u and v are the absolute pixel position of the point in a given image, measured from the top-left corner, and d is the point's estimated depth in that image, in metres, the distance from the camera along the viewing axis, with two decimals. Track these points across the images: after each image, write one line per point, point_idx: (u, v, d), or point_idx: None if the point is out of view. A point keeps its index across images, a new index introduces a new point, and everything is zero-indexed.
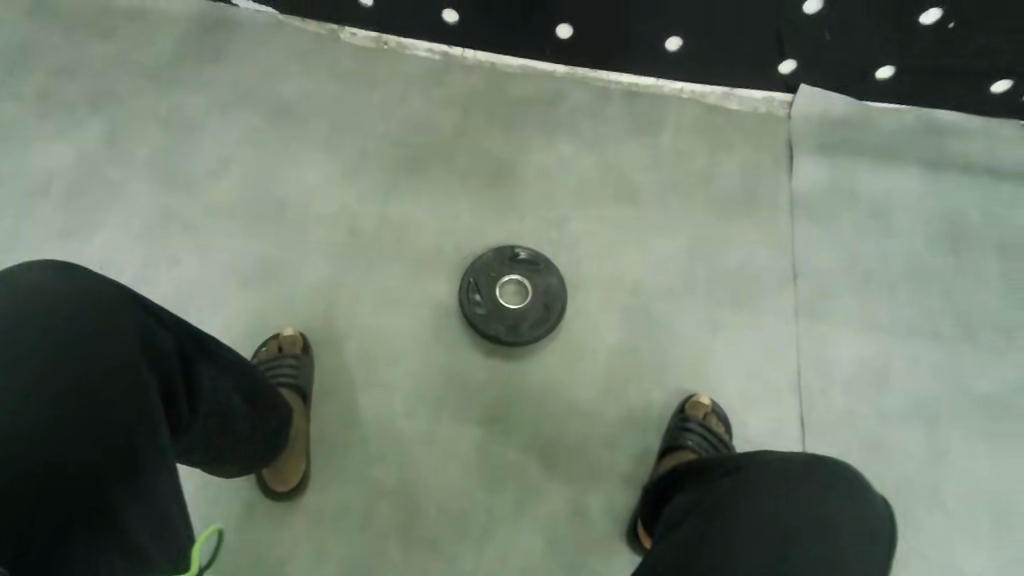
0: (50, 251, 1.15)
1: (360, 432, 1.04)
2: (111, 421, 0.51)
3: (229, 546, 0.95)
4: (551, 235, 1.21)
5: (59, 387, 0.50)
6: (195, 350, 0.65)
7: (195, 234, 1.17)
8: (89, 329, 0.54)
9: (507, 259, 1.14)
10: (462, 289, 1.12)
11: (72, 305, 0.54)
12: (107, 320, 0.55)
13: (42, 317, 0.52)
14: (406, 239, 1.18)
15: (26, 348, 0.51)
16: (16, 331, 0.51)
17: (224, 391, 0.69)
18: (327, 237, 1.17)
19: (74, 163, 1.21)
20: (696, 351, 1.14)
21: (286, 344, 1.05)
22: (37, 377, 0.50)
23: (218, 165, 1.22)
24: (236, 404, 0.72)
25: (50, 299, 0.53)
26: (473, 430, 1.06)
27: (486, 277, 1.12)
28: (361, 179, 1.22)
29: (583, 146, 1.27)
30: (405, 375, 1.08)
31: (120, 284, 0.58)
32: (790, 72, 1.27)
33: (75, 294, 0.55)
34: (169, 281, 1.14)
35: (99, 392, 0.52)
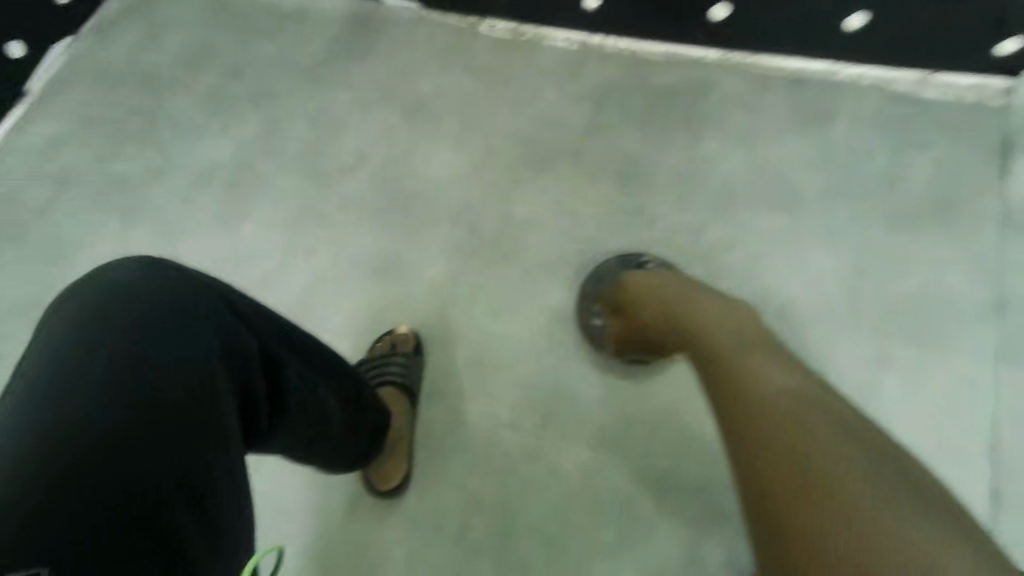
0: (206, 239, 1.22)
1: (462, 439, 1.00)
2: (168, 418, 0.51)
3: (332, 535, 0.96)
4: (691, 241, 1.11)
5: (120, 376, 0.50)
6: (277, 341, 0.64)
7: (331, 227, 1.19)
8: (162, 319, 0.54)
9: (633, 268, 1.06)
10: (582, 300, 1.05)
11: (149, 296, 0.55)
12: (181, 313, 0.55)
13: (118, 306, 0.53)
14: (528, 242, 1.13)
15: (96, 336, 0.52)
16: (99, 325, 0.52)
17: (314, 382, 0.68)
18: (450, 234, 1.16)
19: (233, 157, 1.30)
20: (851, 387, 0.98)
21: (399, 342, 1.04)
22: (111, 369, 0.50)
23: (353, 160, 1.24)
24: (328, 399, 0.71)
25: (135, 292, 0.54)
26: (582, 452, 0.98)
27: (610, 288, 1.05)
28: (488, 177, 1.19)
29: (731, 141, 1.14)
30: (513, 384, 1.03)
31: (196, 275, 0.59)
32: (1016, 51, 1.00)
33: (153, 285, 0.56)
34: (310, 268, 1.16)
35: (160, 386, 0.51)
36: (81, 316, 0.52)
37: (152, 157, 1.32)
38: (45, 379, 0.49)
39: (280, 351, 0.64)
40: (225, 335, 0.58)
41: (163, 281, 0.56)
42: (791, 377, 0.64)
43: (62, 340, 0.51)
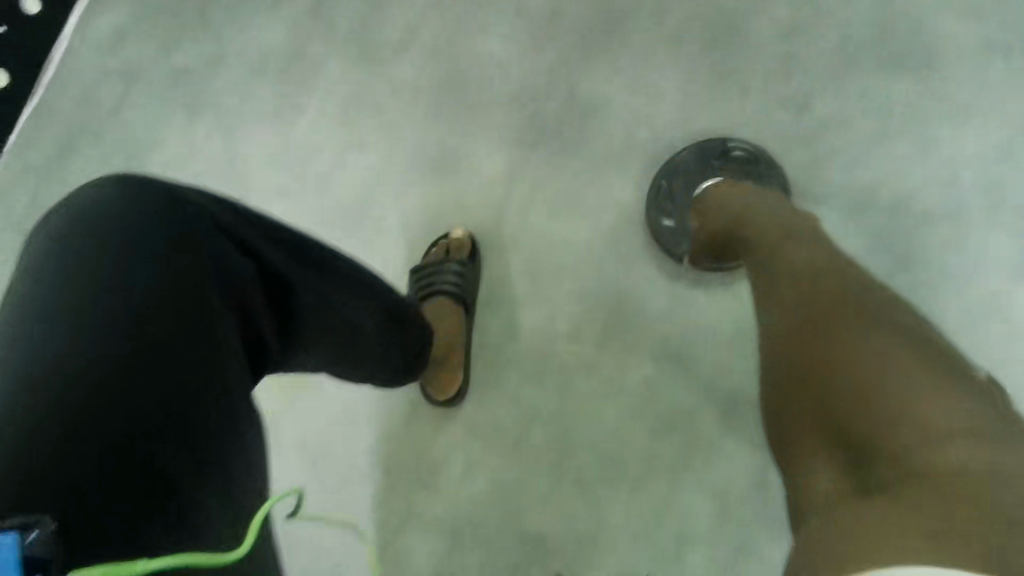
0: (265, 134, 1.17)
1: (517, 348, 0.97)
2: (148, 353, 0.47)
3: (394, 434, 0.98)
4: (794, 121, 0.93)
5: (95, 314, 0.47)
6: (285, 257, 0.59)
7: (383, 117, 1.10)
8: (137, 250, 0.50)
9: (715, 160, 0.92)
10: (653, 196, 0.94)
11: (123, 228, 0.51)
12: (158, 241, 0.51)
13: (91, 244, 0.50)
14: (596, 130, 0.99)
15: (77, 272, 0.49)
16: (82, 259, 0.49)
17: (338, 296, 0.63)
18: (508, 121, 1.04)
19: (285, 41, 1.19)
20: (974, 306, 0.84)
21: (454, 247, 0.99)
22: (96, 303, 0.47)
23: (404, 36, 1.12)
24: (359, 311, 0.65)
25: (116, 221, 0.51)
26: (645, 366, 0.92)
27: (684, 182, 0.93)
28: (552, 50, 1.03)
29: None
30: (573, 291, 0.96)
31: (179, 196, 0.54)
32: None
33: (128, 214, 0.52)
34: (361, 167, 1.10)
35: (138, 320, 0.48)
36: (54, 257, 0.50)
37: (205, 44, 1.25)
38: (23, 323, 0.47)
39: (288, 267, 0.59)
40: (215, 260, 0.53)
41: (147, 204, 0.52)
42: (822, 264, 0.59)
43: (40, 282, 0.49)
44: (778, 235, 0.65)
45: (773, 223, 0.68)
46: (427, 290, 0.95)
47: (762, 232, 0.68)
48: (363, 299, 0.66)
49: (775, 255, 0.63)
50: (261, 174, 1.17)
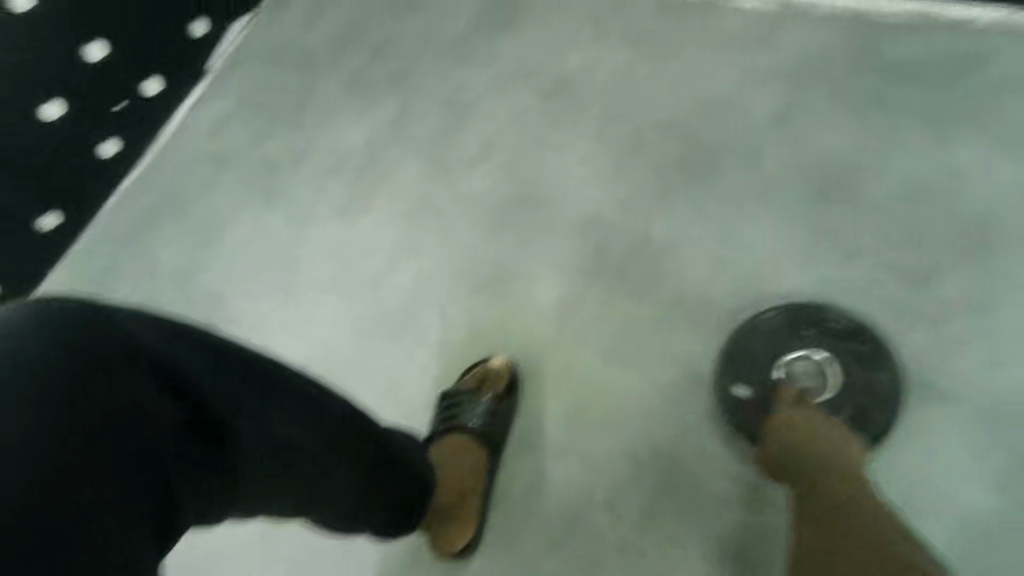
0: (330, 229, 1.15)
1: (542, 511, 0.82)
2: (3, 492, 0.41)
3: None
4: (909, 291, 0.81)
5: None
6: (219, 381, 0.53)
7: (444, 229, 1.05)
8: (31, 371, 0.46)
9: (802, 330, 0.80)
10: (726, 358, 0.81)
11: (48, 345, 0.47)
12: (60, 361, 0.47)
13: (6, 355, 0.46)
14: (668, 273, 0.88)
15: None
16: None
17: (283, 436, 0.56)
18: (572, 250, 0.95)
19: (367, 141, 1.20)
20: None
21: (490, 378, 0.87)
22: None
23: (481, 150, 1.08)
24: (310, 452, 0.58)
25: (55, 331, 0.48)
26: (695, 564, 0.75)
27: (766, 348, 0.80)
28: (631, 182, 0.95)
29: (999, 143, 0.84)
30: (618, 455, 0.81)
31: (110, 317, 0.50)
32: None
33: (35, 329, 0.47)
34: (412, 276, 1.04)
35: (4, 452, 0.43)
36: None
37: (294, 136, 1.27)
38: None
39: (218, 395, 0.53)
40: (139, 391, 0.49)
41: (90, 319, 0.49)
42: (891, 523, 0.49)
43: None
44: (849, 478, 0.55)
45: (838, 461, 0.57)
46: (452, 423, 0.83)
47: (832, 461, 0.57)
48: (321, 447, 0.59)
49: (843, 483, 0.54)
50: (314, 267, 1.13)
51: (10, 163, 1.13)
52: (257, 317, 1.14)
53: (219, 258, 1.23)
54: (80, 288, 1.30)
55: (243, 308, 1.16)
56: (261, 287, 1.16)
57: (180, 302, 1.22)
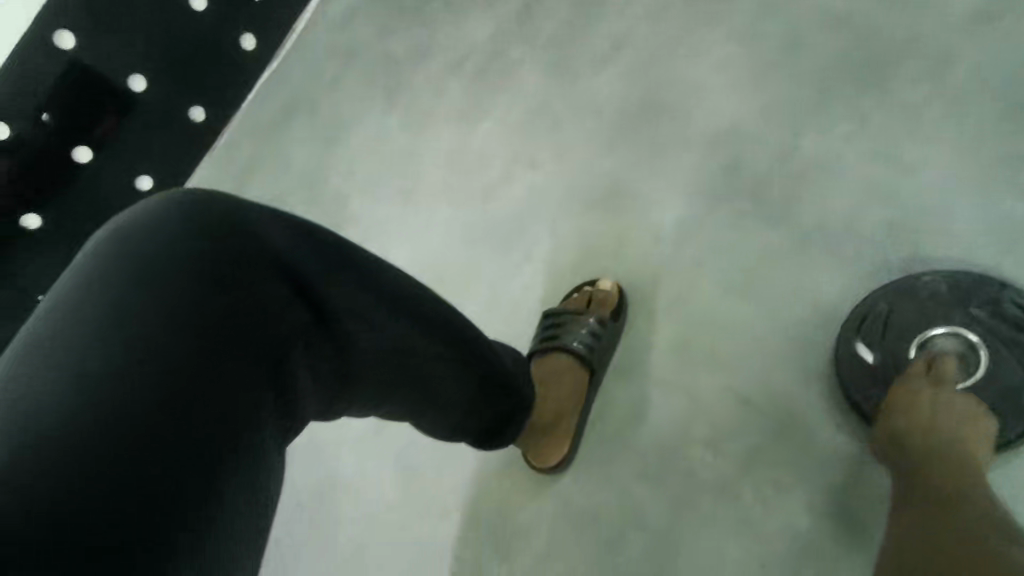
0: (446, 133, 1.14)
1: (638, 435, 0.81)
2: (155, 387, 0.39)
3: (484, 484, 0.89)
4: None
5: (131, 334, 0.41)
6: (343, 285, 0.50)
7: (561, 138, 0.99)
8: (161, 265, 0.43)
9: (972, 305, 0.67)
10: (863, 315, 0.70)
11: (187, 239, 0.44)
12: (189, 258, 0.44)
13: (150, 250, 0.44)
14: (807, 197, 0.79)
15: (139, 270, 0.43)
16: (144, 260, 0.43)
17: (412, 346, 0.54)
18: (698, 167, 0.87)
19: (489, 39, 1.15)
20: None
21: (597, 301, 0.84)
22: (144, 314, 0.41)
23: (607, 51, 1.00)
24: (429, 355, 0.56)
25: (194, 225, 0.45)
26: (797, 511, 0.71)
27: (913, 315, 0.68)
28: (774, 94, 0.84)
29: None
30: (728, 391, 0.77)
31: (247, 211, 0.46)
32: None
33: (161, 224, 0.45)
34: (524, 186, 1.00)
35: (157, 344, 0.41)
36: (111, 255, 0.44)
37: (420, 35, 1.26)
38: (25, 349, 0.41)
39: (342, 298, 0.50)
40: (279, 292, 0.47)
41: (225, 214, 0.46)
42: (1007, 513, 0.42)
43: (55, 300, 0.43)
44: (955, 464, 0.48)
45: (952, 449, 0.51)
46: (553, 342, 0.82)
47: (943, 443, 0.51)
48: (449, 359, 0.57)
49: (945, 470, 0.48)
50: (430, 173, 1.13)
51: (164, 43, 1.24)
52: (374, 219, 1.17)
53: (344, 157, 1.27)
54: (219, 180, 1.39)
55: (364, 208, 1.20)
56: (381, 187, 1.19)
57: (306, 197, 1.28)
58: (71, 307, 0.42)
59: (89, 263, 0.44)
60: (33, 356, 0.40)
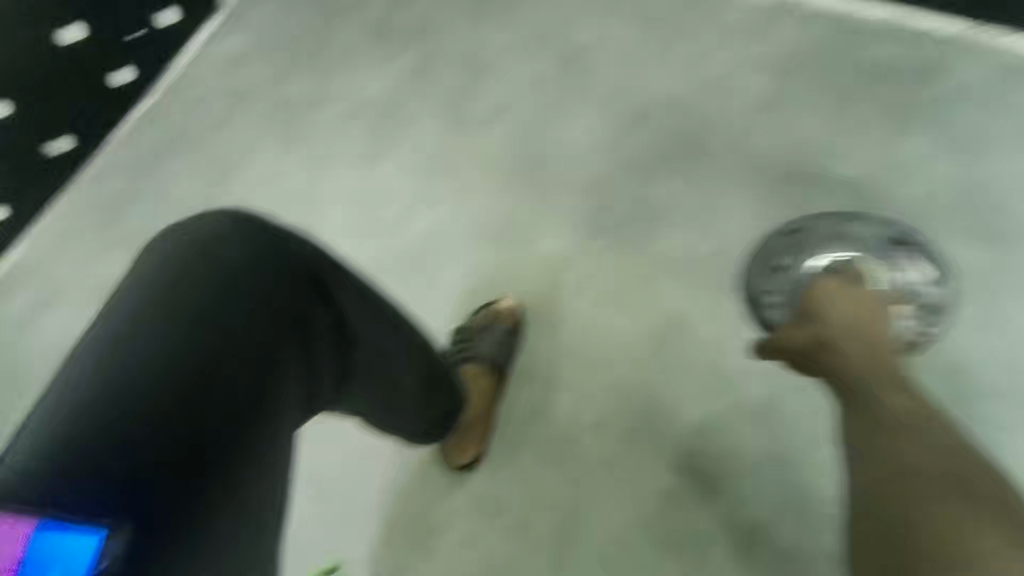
0: (346, 171, 1.27)
1: (539, 429, 0.96)
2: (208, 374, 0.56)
3: (400, 490, 0.97)
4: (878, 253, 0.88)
5: (192, 332, 0.57)
6: (340, 302, 0.64)
7: (457, 178, 1.16)
8: (217, 284, 0.59)
9: (841, 230, 0.87)
10: (781, 238, 0.90)
11: (230, 261, 0.60)
12: (234, 276, 0.59)
13: (203, 267, 0.59)
14: (660, 229, 1.01)
15: (194, 283, 0.59)
16: (198, 274, 0.59)
17: (389, 355, 0.67)
18: (575, 206, 1.07)
19: (385, 92, 1.31)
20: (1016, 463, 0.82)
21: (500, 317, 1.00)
22: (196, 319, 0.57)
23: (494, 110, 1.20)
24: (402, 363, 0.69)
25: (235, 249, 0.60)
26: (667, 475, 0.89)
27: (820, 240, 0.88)
28: (629, 150, 1.08)
29: (960, 125, 0.96)
30: (610, 385, 0.95)
31: (275, 242, 0.62)
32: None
33: (217, 248, 0.60)
34: (424, 222, 1.15)
35: (207, 342, 0.57)
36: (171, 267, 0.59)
37: (314, 82, 1.38)
38: (109, 335, 0.57)
39: (341, 311, 0.64)
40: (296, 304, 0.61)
41: (257, 243, 0.61)
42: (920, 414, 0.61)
43: (129, 300, 0.59)
44: (897, 375, 0.67)
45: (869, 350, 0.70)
46: (467, 355, 0.96)
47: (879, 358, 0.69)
48: (416, 365, 0.70)
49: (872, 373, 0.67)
50: (331, 208, 1.24)
51: (9, 75, 1.15)
52: None
53: (235, 190, 1.31)
54: (87, 213, 1.33)
55: None
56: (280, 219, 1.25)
57: None
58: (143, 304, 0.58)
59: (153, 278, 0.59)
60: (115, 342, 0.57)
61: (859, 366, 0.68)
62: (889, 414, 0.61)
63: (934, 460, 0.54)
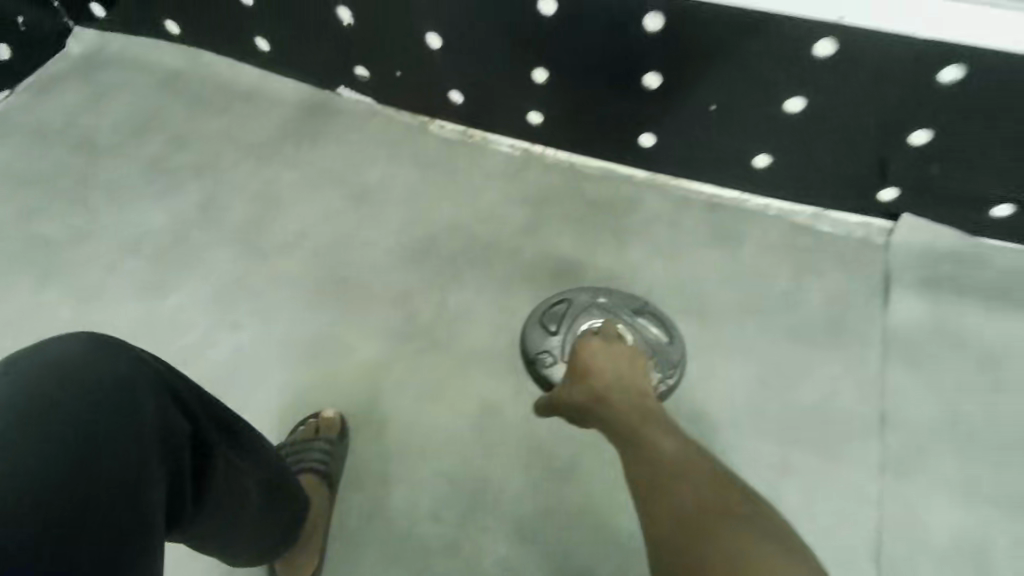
0: (127, 305, 1.21)
1: (376, 527, 1.00)
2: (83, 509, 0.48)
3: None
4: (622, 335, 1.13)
5: (55, 465, 0.49)
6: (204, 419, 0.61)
7: (261, 303, 1.21)
8: (82, 408, 0.52)
9: (596, 299, 1.14)
10: (549, 309, 1.14)
11: (93, 382, 0.54)
12: (97, 394, 0.53)
13: (61, 391, 0.52)
14: (461, 330, 1.17)
15: (50, 409, 0.51)
16: (53, 400, 0.51)
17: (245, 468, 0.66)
18: (384, 318, 1.19)
19: (168, 225, 1.30)
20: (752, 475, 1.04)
21: (324, 426, 1.03)
22: (59, 448, 0.49)
23: (293, 240, 1.28)
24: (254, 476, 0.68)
25: (97, 369, 0.54)
26: (499, 545, 0.98)
27: (580, 312, 1.13)
28: (425, 269, 1.24)
29: (666, 236, 1.26)
30: (438, 474, 1.04)
31: (140, 360, 0.57)
32: (926, 143, 1.09)
33: (77, 369, 0.54)
34: (228, 347, 1.17)
35: (78, 472, 0.49)
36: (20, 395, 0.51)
37: (81, 216, 1.31)
38: None
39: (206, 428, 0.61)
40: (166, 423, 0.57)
41: (123, 362, 0.56)
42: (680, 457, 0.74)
43: None
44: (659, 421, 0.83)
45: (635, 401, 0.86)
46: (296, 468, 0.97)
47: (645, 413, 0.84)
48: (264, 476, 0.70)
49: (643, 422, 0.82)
50: None
51: None
52: None
53: None
54: None
55: None
56: None
57: None
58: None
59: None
60: None
61: (631, 416, 0.83)
62: (667, 457, 0.74)
63: (712, 496, 0.66)
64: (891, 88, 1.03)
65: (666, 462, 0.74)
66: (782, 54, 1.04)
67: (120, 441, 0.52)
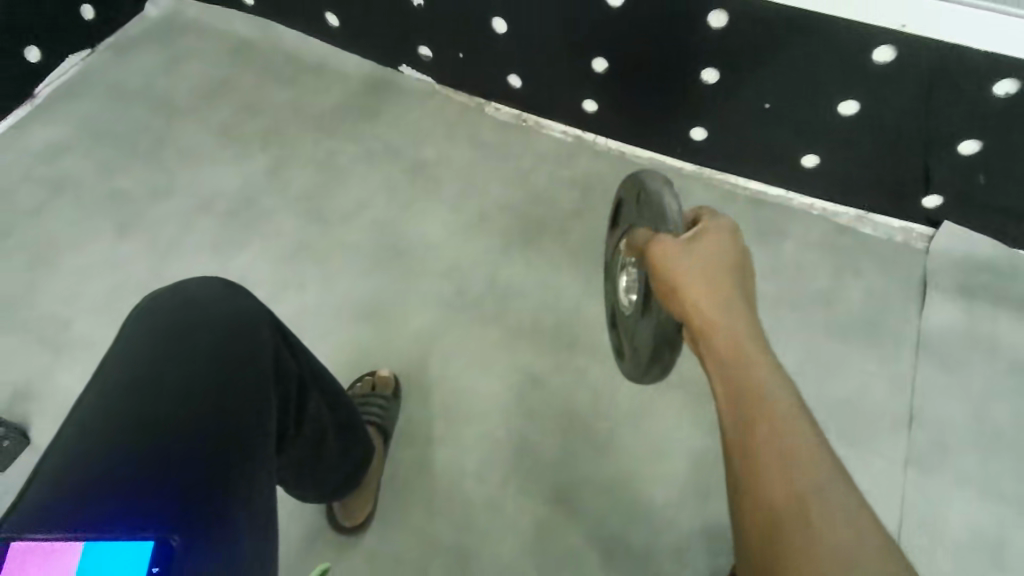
0: (199, 261, 1.29)
1: (425, 481, 1.08)
2: (212, 417, 0.59)
3: (300, 556, 1.03)
4: None
5: (189, 384, 0.61)
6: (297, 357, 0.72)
7: (322, 267, 1.28)
8: (207, 337, 0.64)
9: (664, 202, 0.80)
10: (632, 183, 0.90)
11: (215, 319, 0.65)
12: (221, 326, 0.65)
13: (193, 326, 0.64)
14: (508, 305, 1.23)
15: (185, 341, 0.63)
16: (186, 334, 0.64)
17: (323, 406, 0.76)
18: (436, 289, 1.25)
19: (238, 188, 1.38)
20: None
21: (380, 384, 1.13)
22: (193, 370, 0.61)
23: (353, 209, 1.35)
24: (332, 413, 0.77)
25: (218, 307, 0.66)
26: (537, 506, 1.05)
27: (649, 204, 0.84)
28: (476, 244, 1.30)
29: None
30: (482, 437, 1.11)
31: (250, 302, 0.68)
32: (976, 152, 1.10)
33: (205, 307, 0.66)
34: (292, 306, 1.25)
35: (207, 390, 0.61)
36: (161, 332, 0.64)
37: (157, 175, 1.40)
38: (108, 398, 0.60)
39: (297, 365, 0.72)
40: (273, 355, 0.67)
41: (238, 303, 0.67)
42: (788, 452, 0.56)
43: (119, 365, 0.62)
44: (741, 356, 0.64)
45: (733, 342, 0.64)
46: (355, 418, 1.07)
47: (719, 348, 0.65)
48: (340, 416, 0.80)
49: (748, 376, 0.61)
50: None
51: None
52: None
53: (62, 283, 1.27)
54: None
55: (99, 331, 1.22)
56: (123, 310, 1.24)
57: (6, 323, 1.23)
58: (136, 366, 0.62)
59: (141, 342, 0.63)
60: (112, 404, 0.59)
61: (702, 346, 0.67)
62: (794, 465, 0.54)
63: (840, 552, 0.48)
64: (943, 98, 1.05)
65: (780, 468, 0.54)
66: (838, 59, 1.06)
67: (236, 364, 0.63)
